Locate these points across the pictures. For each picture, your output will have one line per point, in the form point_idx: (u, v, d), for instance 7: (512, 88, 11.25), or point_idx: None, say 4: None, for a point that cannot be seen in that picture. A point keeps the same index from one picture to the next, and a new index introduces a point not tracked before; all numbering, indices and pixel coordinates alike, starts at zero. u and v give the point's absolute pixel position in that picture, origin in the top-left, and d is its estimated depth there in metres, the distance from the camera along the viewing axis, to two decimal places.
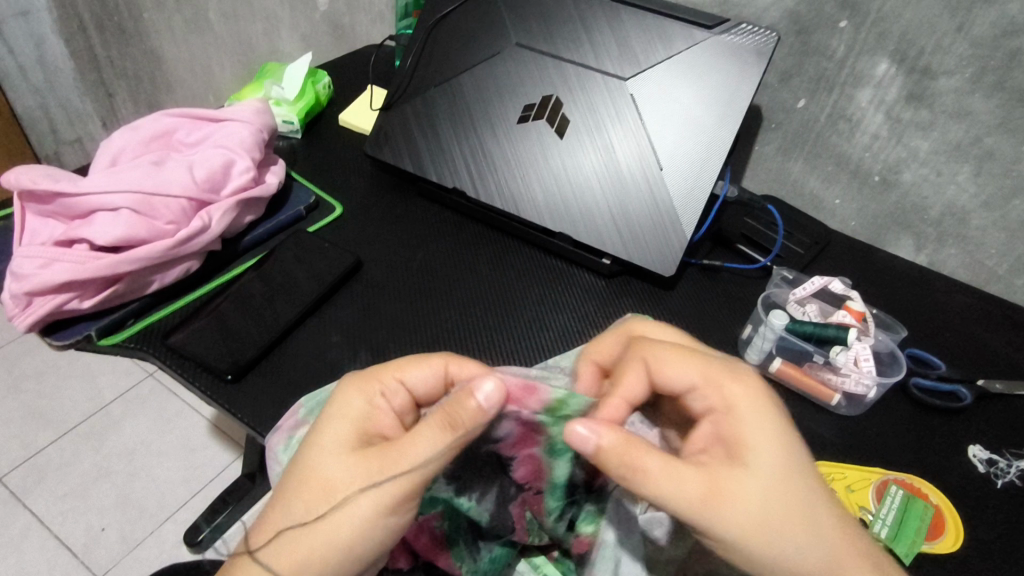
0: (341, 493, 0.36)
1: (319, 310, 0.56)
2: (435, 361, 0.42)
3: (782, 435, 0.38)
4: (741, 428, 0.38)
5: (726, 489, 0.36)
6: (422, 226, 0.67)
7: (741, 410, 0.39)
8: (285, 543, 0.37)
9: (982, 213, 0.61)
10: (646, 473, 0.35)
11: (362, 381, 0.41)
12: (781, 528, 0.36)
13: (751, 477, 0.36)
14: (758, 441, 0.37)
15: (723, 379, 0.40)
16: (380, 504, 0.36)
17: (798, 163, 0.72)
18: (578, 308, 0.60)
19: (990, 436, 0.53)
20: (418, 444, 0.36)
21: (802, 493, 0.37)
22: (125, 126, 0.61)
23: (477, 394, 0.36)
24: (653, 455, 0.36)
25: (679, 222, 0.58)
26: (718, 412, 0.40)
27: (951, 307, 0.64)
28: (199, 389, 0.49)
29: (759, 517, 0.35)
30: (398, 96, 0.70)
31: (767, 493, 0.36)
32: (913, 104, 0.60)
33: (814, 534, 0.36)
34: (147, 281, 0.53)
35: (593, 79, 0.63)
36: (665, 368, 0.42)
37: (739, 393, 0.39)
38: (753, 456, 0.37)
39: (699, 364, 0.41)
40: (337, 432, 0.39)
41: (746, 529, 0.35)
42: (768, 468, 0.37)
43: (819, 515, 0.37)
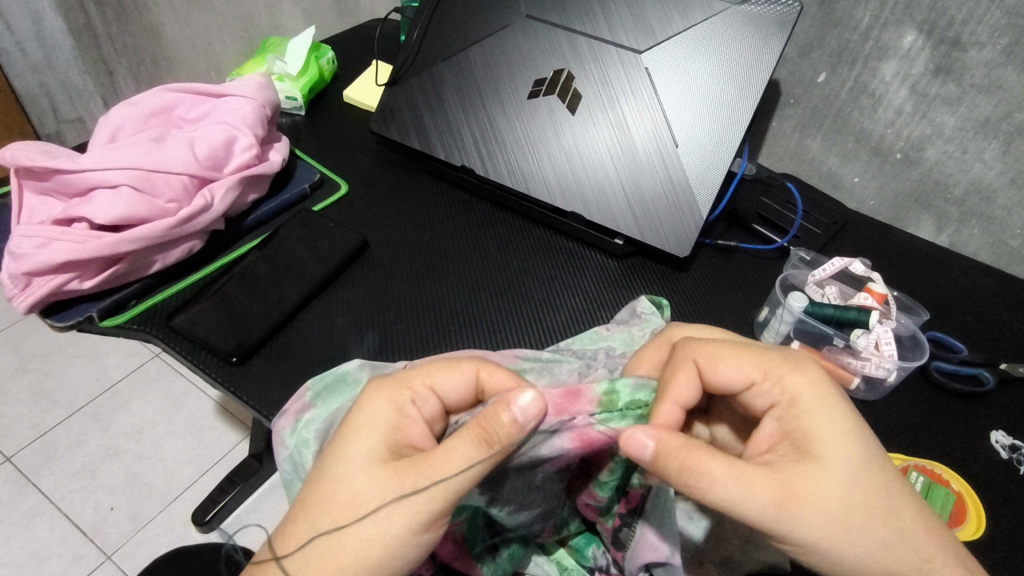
0: (371, 506, 0.35)
1: (324, 292, 0.55)
2: (465, 367, 0.40)
3: (852, 422, 0.37)
4: (809, 419, 0.37)
5: (803, 487, 0.35)
6: (430, 206, 0.65)
7: (806, 401, 0.38)
8: (310, 557, 0.36)
9: (1009, 191, 0.59)
10: (709, 477, 0.34)
11: (391, 389, 0.40)
12: (865, 524, 0.35)
13: (826, 473, 0.35)
14: (827, 431, 0.37)
15: (783, 372, 0.39)
16: (412, 519, 0.35)
17: (816, 140, 0.70)
18: (590, 290, 0.58)
19: (1013, 421, 0.52)
20: (454, 460, 0.35)
21: (879, 484, 0.36)
22: (124, 101, 0.59)
23: (512, 407, 0.35)
24: (718, 459, 0.35)
25: (695, 201, 0.56)
26: (783, 405, 0.38)
27: (973, 289, 0.62)
28: (203, 372, 0.48)
29: (836, 512, 0.35)
30: (405, 71, 0.68)
31: (842, 487, 0.35)
32: (940, 78, 0.57)
33: (893, 527, 0.35)
34: (149, 261, 0.52)
35: (607, 52, 0.60)
36: (717, 365, 0.40)
37: (804, 384, 0.38)
38: (825, 452, 0.36)
39: (756, 358, 0.40)
40: (366, 444, 0.38)
41: (823, 529, 0.34)
42: (842, 460, 0.36)
43: (900, 510, 0.36)
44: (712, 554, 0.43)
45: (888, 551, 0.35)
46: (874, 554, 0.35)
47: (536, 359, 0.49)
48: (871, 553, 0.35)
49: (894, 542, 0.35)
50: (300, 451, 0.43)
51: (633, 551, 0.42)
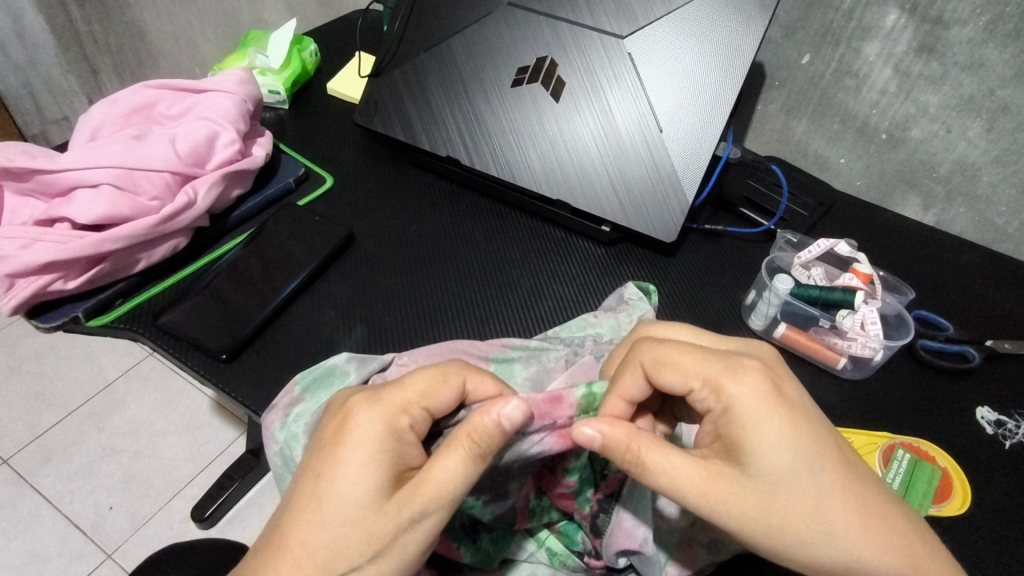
0: (384, 538, 0.36)
1: (312, 286, 0.55)
2: (454, 381, 0.39)
3: (787, 430, 0.36)
4: (740, 427, 0.37)
5: (723, 492, 0.36)
6: (415, 197, 0.65)
7: (739, 410, 0.37)
8: None
9: (993, 168, 0.59)
10: (641, 469, 0.37)
11: (381, 414, 0.38)
12: (786, 527, 0.35)
13: (748, 480, 0.36)
14: (758, 438, 0.36)
15: (717, 380, 0.38)
16: (427, 541, 0.36)
17: (802, 122, 0.70)
18: (579, 275, 0.59)
19: (999, 397, 0.52)
20: (462, 484, 0.36)
21: (806, 491, 0.36)
22: (104, 99, 0.58)
23: (501, 416, 0.35)
24: (653, 448, 0.37)
25: (681, 187, 0.56)
26: (719, 412, 0.38)
27: (959, 267, 0.63)
28: (194, 369, 0.48)
29: (756, 516, 0.36)
30: (388, 62, 0.68)
31: (765, 494, 0.36)
32: (923, 57, 0.57)
33: (822, 529, 0.35)
34: (134, 259, 0.51)
35: (589, 39, 0.60)
36: (663, 369, 0.40)
37: (738, 394, 0.38)
38: (749, 458, 0.36)
39: (699, 363, 0.39)
40: (366, 481, 0.36)
41: (744, 530, 0.36)
42: (767, 467, 0.36)
43: (829, 514, 0.36)
44: (700, 534, 0.43)
45: (817, 551, 0.35)
46: (799, 553, 0.36)
47: (523, 347, 0.50)
48: (794, 551, 0.36)
49: (822, 543, 0.35)
50: (290, 445, 0.43)
51: (608, 537, 0.42)
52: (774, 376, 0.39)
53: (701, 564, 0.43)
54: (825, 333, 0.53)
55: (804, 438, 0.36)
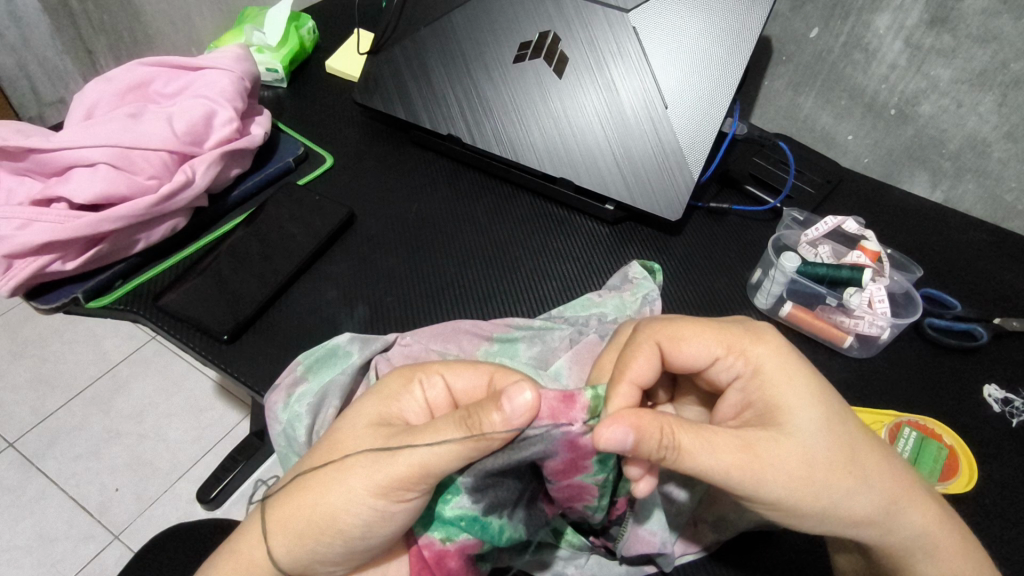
0: (345, 448, 0.37)
1: (313, 268, 0.54)
2: (483, 368, 0.40)
3: (814, 386, 0.39)
4: (771, 387, 0.39)
5: (766, 450, 0.36)
6: (418, 176, 0.64)
7: (769, 370, 0.40)
8: (283, 492, 0.38)
9: (1004, 143, 0.58)
10: (680, 449, 0.35)
11: (408, 370, 0.41)
12: (831, 479, 0.36)
13: (790, 438, 0.37)
14: (789, 397, 0.38)
15: (742, 344, 0.41)
16: (370, 479, 0.35)
17: (809, 98, 0.69)
18: (583, 254, 0.58)
19: (1007, 374, 0.52)
20: (429, 431, 0.36)
21: (844, 439, 0.38)
22: (98, 77, 0.56)
23: (504, 406, 0.34)
24: (685, 430, 0.36)
25: (686, 164, 0.56)
26: (746, 375, 0.40)
27: (967, 245, 0.62)
28: (195, 350, 0.48)
29: (803, 472, 0.36)
30: (387, 37, 0.66)
31: (809, 450, 0.37)
32: (935, 29, 0.57)
33: (861, 479, 0.37)
34: (133, 240, 0.51)
35: (593, 12, 0.59)
36: (678, 344, 0.42)
37: (764, 357, 0.40)
38: (789, 417, 0.38)
39: (715, 335, 0.41)
40: (364, 408, 0.39)
41: (792, 490, 0.36)
42: (806, 421, 0.38)
43: (865, 463, 0.37)
44: (706, 513, 0.44)
45: (857, 500, 0.37)
46: (842, 505, 0.37)
47: (528, 326, 0.50)
48: (837, 504, 0.37)
49: (861, 493, 0.37)
50: (294, 426, 0.43)
51: (626, 543, 0.43)
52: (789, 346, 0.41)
53: (708, 541, 0.43)
54: (834, 309, 0.52)
55: (829, 392, 0.39)
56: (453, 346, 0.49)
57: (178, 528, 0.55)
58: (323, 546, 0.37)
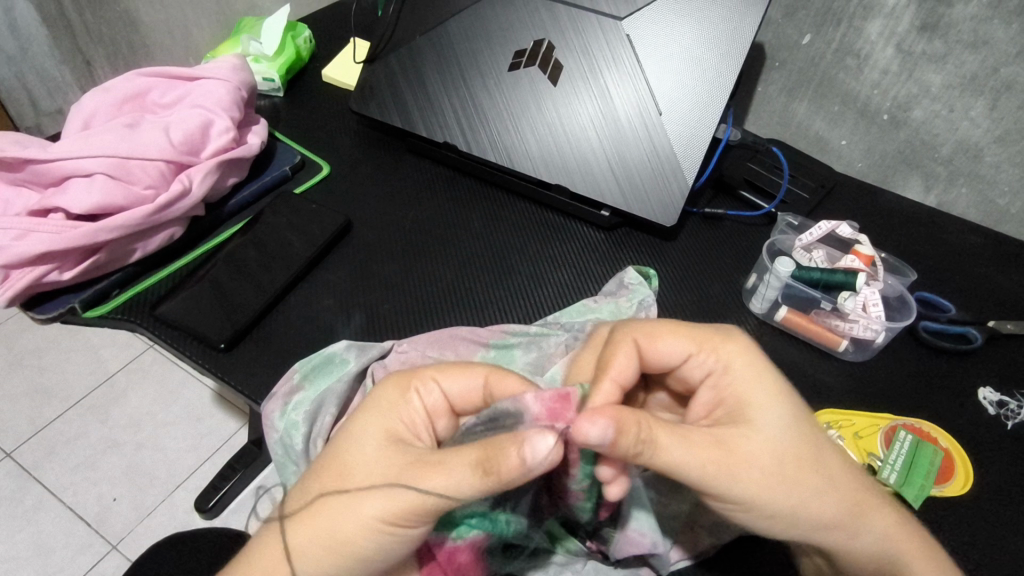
0: (353, 480, 0.37)
1: (309, 275, 0.55)
2: (477, 372, 0.41)
3: (779, 386, 0.40)
4: (738, 385, 0.40)
5: (738, 445, 0.37)
6: (413, 184, 0.64)
7: (738, 368, 0.40)
8: (305, 516, 0.37)
9: (996, 148, 0.59)
10: (656, 447, 0.35)
11: (402, 378, 0.41)
12: (795, 478, 0.37)
13: (759, 436, 0.37)
14: (756, 396, 0.39)
15: (714, 343, 0.41)
16: (390, 506, 0.35)
17: (803, 104, 0.69)
18: (579, 261, 0.58)
19: (1001, 377, 0.52)
20: (447, 462, 0.35)
21: (808, 439, 0.38)
22: (96, 87, 0.57)
23: (522, 447, 0.33)
24: (662, 428, 0.35)
25: (681, 170, 0.56)
26: (716, 373, 0.41)
27: (961, 248, 0.63)
28: (192, 359, 0.48)
29: (771, 471, 0.37)
30: (383, 46, 0.67)
31: (775, 448, 0.37)
32: (926, 35, 0.57)
33: (822, 479, 0.38)
34: (129, 249, 0.51)
35: (587, 21, 0.60)
36: (657, 341, 0.42)
37: (734, 356, 0.41)
38: (757, 416, 0.38)
39: (691, 334, 0.42)
40: (372, 425, 0.39)
41: (763, 487, 0.36)
42: (774, 420, 0.38)
43: (827, 463, 0.38)
44: (703, 518, 0.44)
45: (823, 500, 0.37)
46: (806, 505, 0.37)
47: (524, 333, 0.50)
48: (801, 505, 0.37)
49: (822, 493, 0.37)
50: (290, 433, 0.43)
51: (616, 546, 0.43)
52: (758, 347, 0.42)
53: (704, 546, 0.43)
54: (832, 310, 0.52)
55: (793, 392, 0.40)
56: (450, 353, 0.49)
57: (175, 537, 0.55)
58: (344, 567, 0.37)
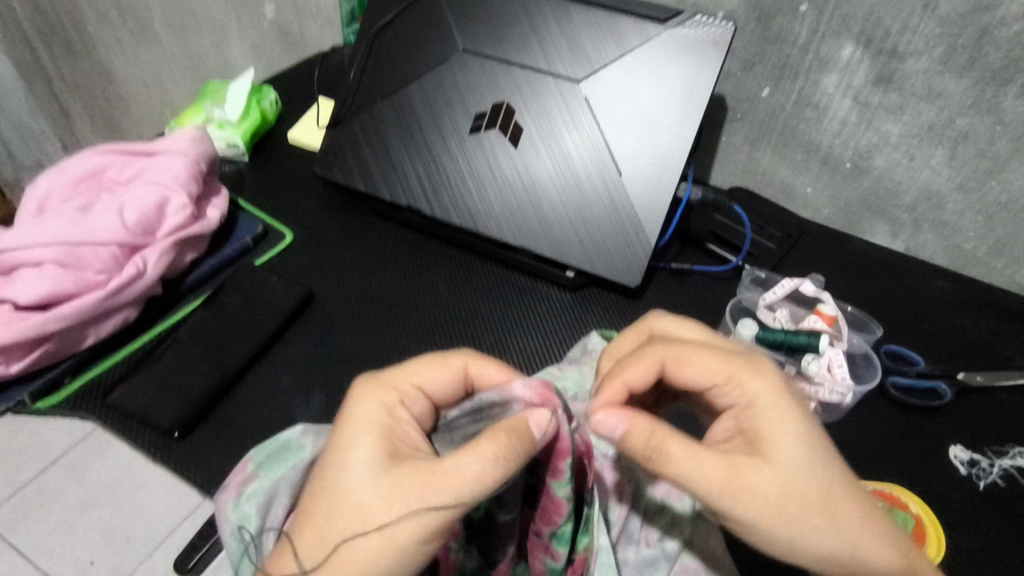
0: (375, 519, 0.33)
1: (269, 352, 0.54)
2: (454, 361, 0.40)
3: (804, 424, 0.37)
4: (762, 420, 0.37)
5: (746, 476, 0.35)
6: (378, 248, 0.64)
7: (764, 403, 0.37)
8: (330, 567, 0.34)
9: (959, 196, 0.59)
10: (666, 455, 0.35)
11: (374, 388, 0.38)
12: (801, 514, 0.35)
13: (772, 469, 0.35)
14: (777, 432, 0.36)
15: (746, 370, 0.38)
16: (424, 527, 0.33)
17: (766, 153, 0.69)
18: (543, 325, 0.58)
19: (971, 433, 0.51)
20: (463, 468, 0.33)
21: (824, 480, 0.35)
22: (52, 167, 0.57)
23: (534, 428, 0.34)
24: (676, 438, 0.35)
25: (643, 230, 0.56)
26: (741, 406, 0.38)
27: (930, 296, 0.62)
28: (143, 448, 0.47)
29: (776, 503, 0.35)
30: (345, 110, 0.67)
31: (788, 484, 0.35)
32: (881, 88, 0.58)
33: (831, 521, 0.35)
34: (81, 335, 0.50)
35: (545, 83, 0.60)
36: (682, 365, 0.39)
37: (764, 387, 0.38)
38: (775, 449, 0.36)
39: (719, 361, 0.39)
40: (363, 449, 0.35)
41: (764, 515, 0.35)
42: (791, 457, 0.36)
43: (840, 507, 0.35)
44: None
45: (825, 540, 0.35)
46: (809, 541, 0.35)
47: None
48: (805, 540, 0.35)
49: (829, 534, 0.35)
50: (242, 526, 0.42)
51: None
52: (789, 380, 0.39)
53: None
54: (812, 326, 0.53)
55: (819, 432, 0.37)
56: None
57: None
58: None
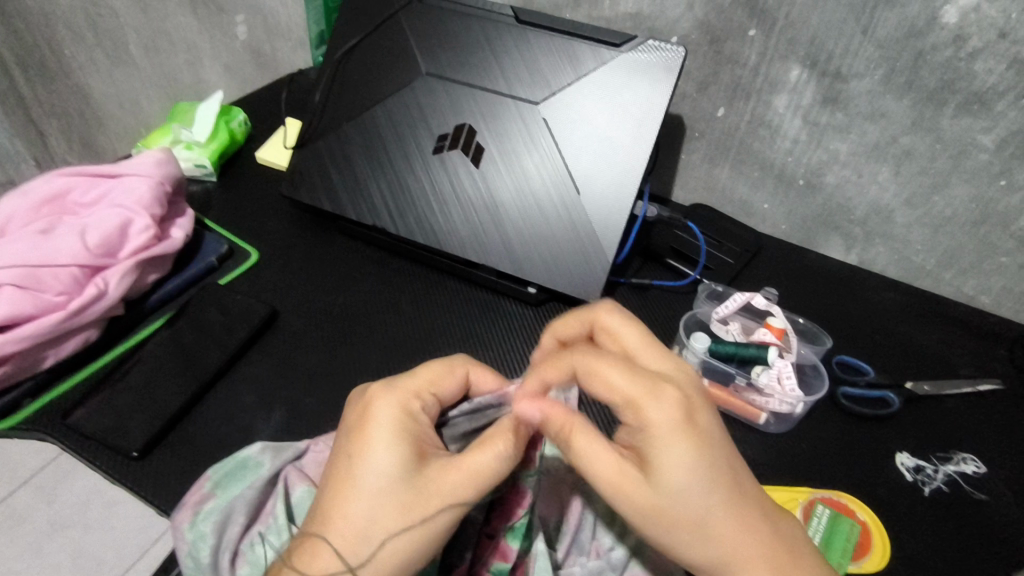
0: (423, 507, 0.35)
1: (231, 370, 0.54)
2: (457, 369, 0.42)
3: (697, 451, 0.36)
4: (654, 446, 0.36)
5: (629, 484, 0.36)
6: (344, 267, 0.65)
7: (654, 429, 0.36)
8: (379, 559, 0.34)
9: (906, 210, 0.61)
10: (571, 444, 0.37)
11: (395, 395, 0.38)
12: (673, 527, 0.36)
13: (651, 487, 0.36)
14: (664, 458, 0.35)
15: (650, 382, 0.38)
16: (462, 511, 0.36)
17: (724, 170, 0.71)
18: (506, 340, 0.59)
19: (917, 441, 0.53)
20: (493, 457, 0.36)
21: (702, 504, 0.35)
22: (15, 191, 0.57)
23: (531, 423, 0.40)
24: (585, 433, 0.37)
25: (601, 246, 0.58)
26: (637, 429, 0.37)
27: (881, 307, 0.65)
28: (101, 469, 0.47)
29: (653, 511, 0.36)
30: (312, 132, 0.68)
31: (664, 503, 0.35)
32: (828, 108, 0.60)
33: (703, 538, 0.35)
34: (41, 356, 0.50)
35: (505, 105, 0.61)
36: (593, 380, 0.39)
37: (666, 400, 0.37)
38: (659, 472, 0.36)
39: (626, 379, 0.38)
40: (397, 450, 0.36)
41: (641, 517, 0.36)
42: (673, 482, 0.35)
43: (714, 529, 0.35)
44: None
45: (698, 551, 0.36)
46: (683, 547, 0.36)
47: None
48: (678, 546, 0.36)
49: (701, 548, 0.36)
50: (198, 546, 0.42)
51: None
52: (693, 404, 0.37)
53: None
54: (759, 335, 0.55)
55: (711, 461, 0.36)
56: None
57: None
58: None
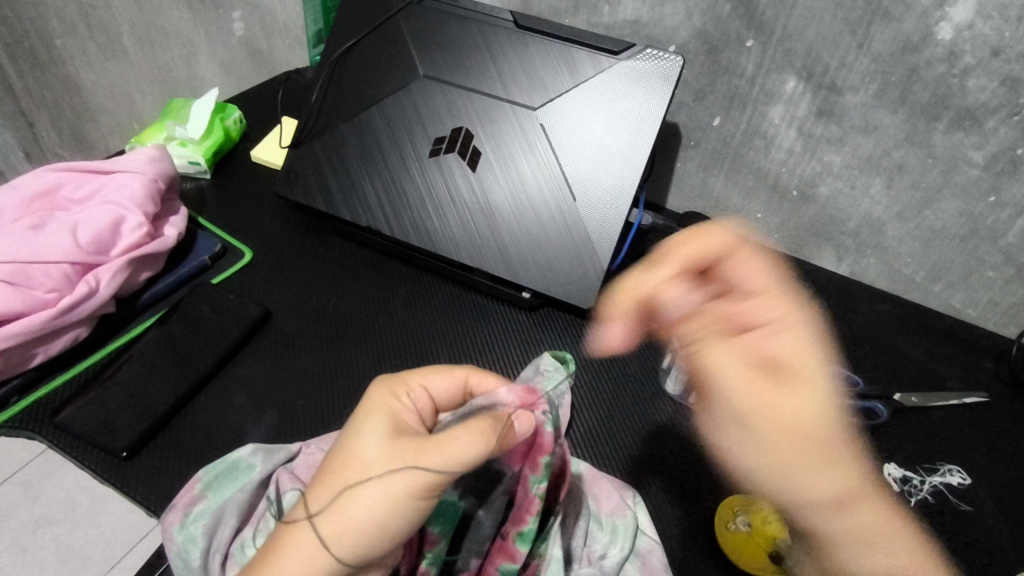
0: (376, 468, 0.36)
1: (222, 371, 0.54)
2: (458, 372, 0.43)
3: (816, 371, 0.42)
4: (796, 357, 0.42)
5: (775, 393, 0.40)
6: (338, 268, 0.64)
7: (799, 343, 0.42)
8: (330, 513, 0.36)
9: (897, 223, 0.62)
10: (700, 352, 0.43)
11: (388, 383, 0.42)
12: (805, 440, 0.39)
13: (804, 385, 0.41)
14: (805, 368, 0.42)
15: (788, 305, 0.45)
16: (413, 486, 0.35)
17: (719, 179, 0.71)
18: (499, 346, 0.59)
19: (905, 452, 0.54)
20: (453, 440, 0.36)
21: (825, 412, 0.41)
22: (6, 185, 0.56)
23: (516, 424, 0.38)
24: (720, 345, 0.42)
25: (596, 253, 0.58)
26: (780, 333, 0.43)
27: (872, 318, 0.65)
28: (90, 468, 0.47)
29: (805, 420, 0.40)
30: (308, 131, 0.68)
31: (813, 402, 0.41)
32: (823, 120, 0.60)
33: (827, 451, 0.39)
34: (30, 354, 0.50)
35: (503, 109, 0.61)
36: (737, 275, 0.46)
37: (801, 325, 0.44)
38: (800, 373, 0.41)
39: (764, 298, 0.45)
40: (373, 421, 0.39)
41: (784, 432, 0.39)
42: (814, 389, 0.41)
43: (838, 441, 0.40)
44: None
45: (822, 475, 0.39)
46: (811, 470, 0.39)
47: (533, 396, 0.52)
48: (803, 466, 0.39)
49: (829, 467, 0.39)
50: (187, 548, 0.41)
51: None
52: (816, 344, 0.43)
53: None
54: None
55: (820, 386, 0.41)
56: None
57: None
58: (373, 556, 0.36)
